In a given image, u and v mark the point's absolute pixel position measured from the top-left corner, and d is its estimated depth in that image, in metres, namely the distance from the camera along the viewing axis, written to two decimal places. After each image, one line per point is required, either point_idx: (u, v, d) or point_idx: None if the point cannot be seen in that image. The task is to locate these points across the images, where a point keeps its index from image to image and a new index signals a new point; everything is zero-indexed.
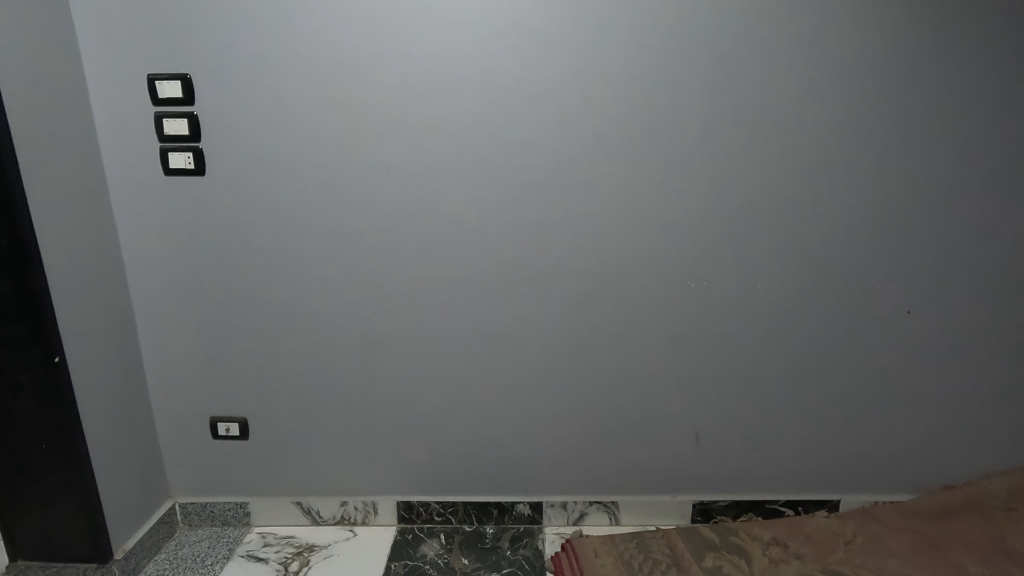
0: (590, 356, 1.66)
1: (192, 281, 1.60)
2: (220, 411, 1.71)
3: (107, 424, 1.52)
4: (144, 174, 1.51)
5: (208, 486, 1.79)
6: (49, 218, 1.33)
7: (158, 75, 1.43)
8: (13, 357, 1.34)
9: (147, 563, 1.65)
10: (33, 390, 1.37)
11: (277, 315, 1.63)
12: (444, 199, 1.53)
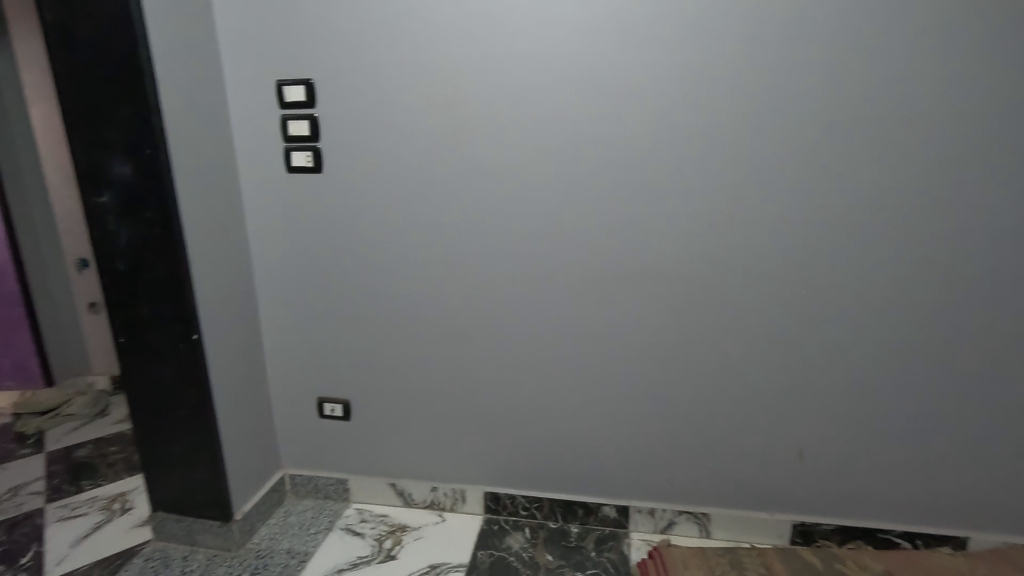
0: (686, 361, 1.60)
1: (307, 271, 1.73)
2: (326, 392, 1.84)
3: (234, 397, 1.69)
4: (270, 171, 1.65)
5: (313, 461, 1.93)
6: (194, 211, 1.50)
7: (286, 81, 1.56)
8: (162, 333, 1.52)
9: (260, 527, 1.81)
10: (176, 362, 1.55)
11: (380, 305, 1.72)
12: (541, 197, 1.54)
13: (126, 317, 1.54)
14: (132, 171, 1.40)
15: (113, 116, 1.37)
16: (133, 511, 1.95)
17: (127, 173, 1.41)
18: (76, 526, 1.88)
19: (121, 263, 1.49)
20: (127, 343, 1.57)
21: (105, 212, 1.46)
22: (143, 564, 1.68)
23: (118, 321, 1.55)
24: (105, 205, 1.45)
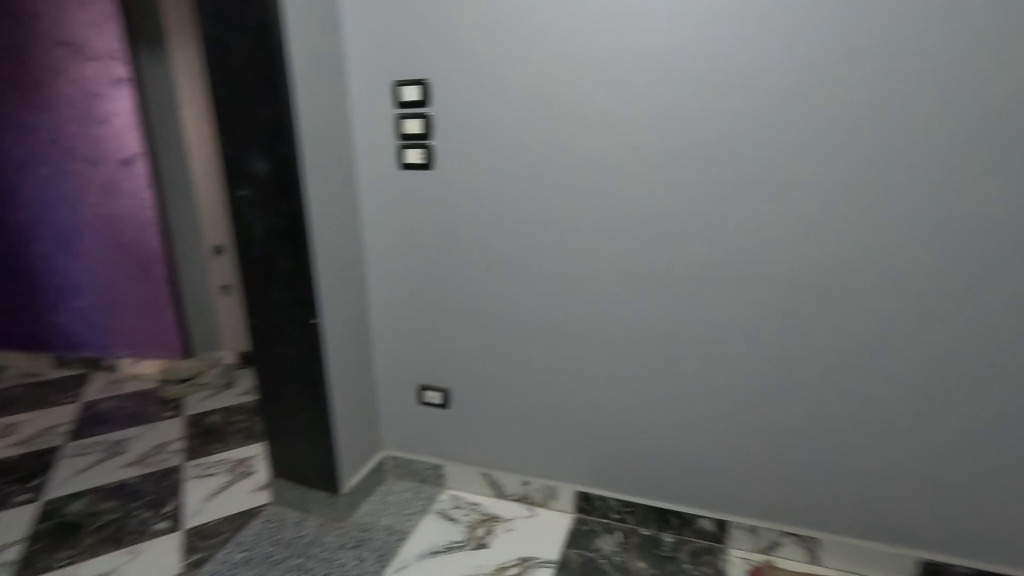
0: (799, 373, 1.50)
1: (415, 263, 1.81)
2: (427, 380, 1.92)
3: (346, 378, 1.83)
4: (385, 168, 1.74)
5: (412, 446, 2.02)
6: (319, 205, 1.63)
7: (402, 82, 1.64)
8: (289, 315, 1.70)
9: (363, 502, 1.93)
10: (299, 342, 1.72)
11: (481, 298, 1.76)
12: (646, 195, 1.51)
13: (260, 299, 1.73)
14: (268, 167, 1.57)
15: (255, 117, 1.55)
16: (254, 474, 2.16)
17: (264, 169, 1.58)
18: (208, 484, 2.11)
19: (257, 251, 1.68)
20: (260, 323, 1.77)
21: (246, 204, 1.64)
22: (263, 525, 1.86)
23: (253, 303, 1.75)
24: (245, 199, 1.64)
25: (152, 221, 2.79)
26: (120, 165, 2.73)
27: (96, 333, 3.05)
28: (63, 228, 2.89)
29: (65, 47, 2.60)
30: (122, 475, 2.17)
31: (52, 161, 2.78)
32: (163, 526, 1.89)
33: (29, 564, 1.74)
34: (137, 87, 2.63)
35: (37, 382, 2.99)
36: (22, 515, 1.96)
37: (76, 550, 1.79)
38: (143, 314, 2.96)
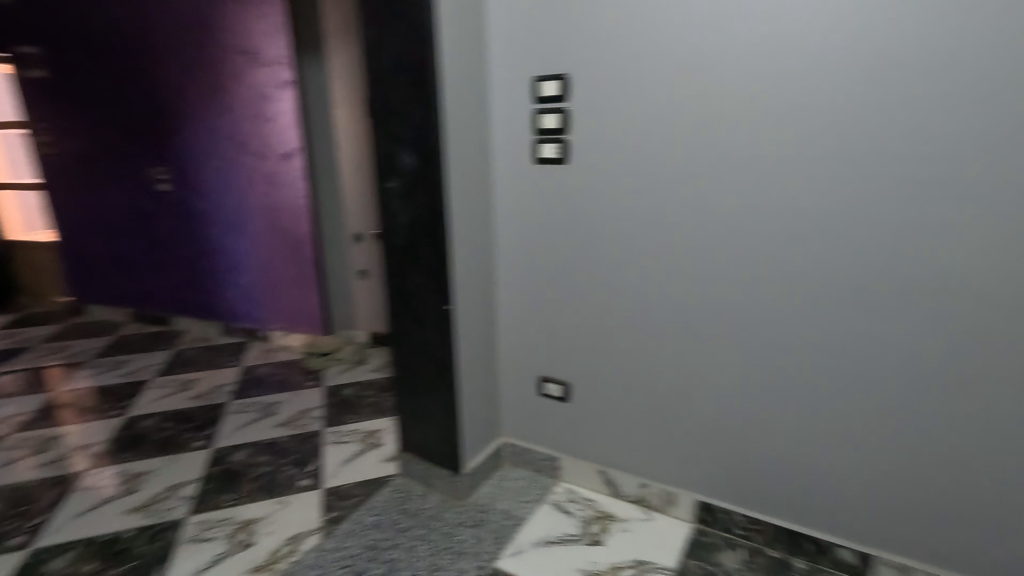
0: (969, 398, 1.34)
1: (543, 256, 1.83)
2: (549, 372, 1.95)
3: (473, 364, 1.92)
4: (519, 162, 1.79)
5: (529, 435, 2.07)
6: (459, 198, 1.72)
7: (542, 77, 1.67)
8: (425, 300, 1.82)
9: (481, 485, 2.00)
10: (433, 326, 1.83)
11: (609, 295, 1.76)
12: (795, 194, 1.42)
13: (399, 284, 1.86)
14: (415, 161, 1.69)
15: (405, 114, 1.67)
16: (383, 446, 2.33)
17: (411, 163, 1.70)
18: (343, 450, 2.32)
19: (399, 239, 1.81)
20: (398, 306, 1.90)
21: (392, 195, 1.77)
22: (391, 494, 2.01)
23: (392, 288, 1.89)
24: (392, 190, 1.77)
25: (305, 209, 3.10)
26: (281, 158, 3.06)
27: (253, 307, 3.46)
28: (233, 214, 3.31)
29: (242, 55, 2.96)
30: (273, 434, 2.46)
31: (228, 154, 3.19)
32: (307, 484, 2.11)
33: (202, 501, 2.02)
34: (298, 89, 2.93)
35: (208, 347, 3.47)
36: (197, 459, 2.28)
37: (238, 495, 2.05)
38: (293, 293, 3.31)
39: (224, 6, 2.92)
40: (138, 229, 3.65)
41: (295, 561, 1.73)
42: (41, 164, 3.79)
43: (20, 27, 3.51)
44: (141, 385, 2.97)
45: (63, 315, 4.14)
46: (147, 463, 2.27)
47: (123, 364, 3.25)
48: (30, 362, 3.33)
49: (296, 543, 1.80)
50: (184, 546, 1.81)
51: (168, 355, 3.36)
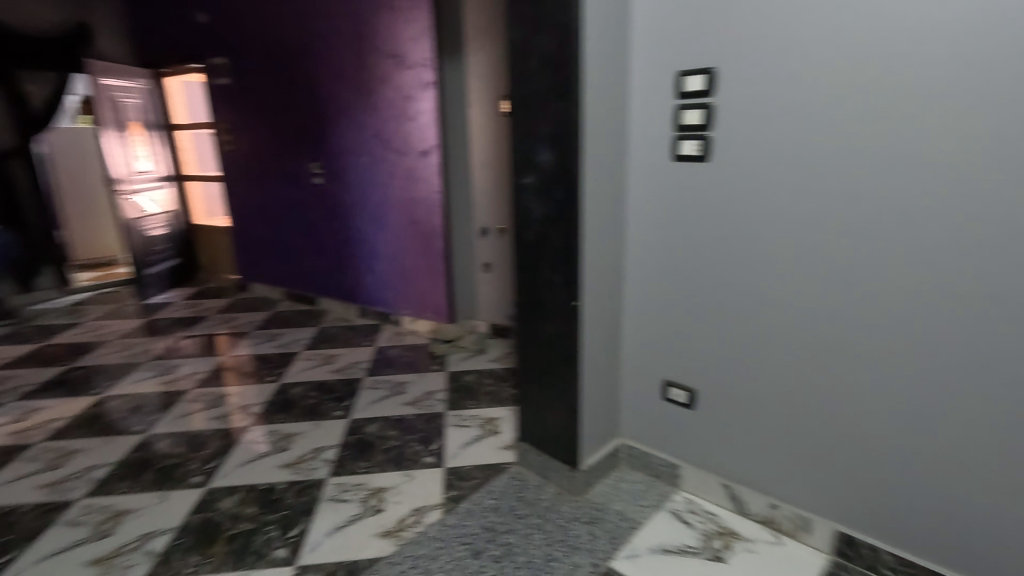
0: None
1: (676, 257, 1.78)
2: (674, 377, 1.90)
3: (596, 361, 1.92)
4: (658, 160, 1.75)
5: (649, 439, 2.03)
6: (593, 195, 1.73)
7: (687, 71, 1.61)
8: (553, 295, 1.85)
9: (597, 483, 2.01)
10: (559, 321, 1.86)
11: (746, 300, 1.67)
12: (985, 197, 1.23)
13: (528, 277, 1.92)
14: (552, 158, 1.72)
15: (546, 112, 1.71)
16: (500, 434, 2.42)
17: (548, 160, 1.74)
18: (464, 433, 2.44)
19: (531, 234, 1.87)
20: (526, 299, 1.96)
21: (528, 190, 1.83)
22: (508, 480, 2.08)
23: (522, 281, 1.95)
24: (527, 185, 1.83)
25: (439, 203, 3.29)
26: (420, 155, 3.27)
27: (387, 292, 3.74)
28: (375, 206, 3.59)
29: (392, 58, 3.20)
30: (402, 411, 2.64)
31: (374, 151, 3.47)
32: (430, 461, 2.25)
33: (341, 465, 2.24)
34: (439, 89, 3.11)
35: (347, 326, 3.81)
36: (337, 427, 2.52)
37: (371, 464, 2.24)
38: (423, 282, 3.53)
39: (378, 14, 3.17)
40: (295, 218, 4.11)
41: (420, 531, 1.85)
42: (222, 160, 4.38)
43: (213, 41, 4.09)
44: (292, 357, 3.34)
45: (232, 290, 4.77)
46: (296, 425, 2.55)
47: (279, 336, 3.68)
48: (207, 328, 3.89)
49: (421, 515, 1.93)
50: (326, 502, 2.01)
51: (314, 331, 3.74)
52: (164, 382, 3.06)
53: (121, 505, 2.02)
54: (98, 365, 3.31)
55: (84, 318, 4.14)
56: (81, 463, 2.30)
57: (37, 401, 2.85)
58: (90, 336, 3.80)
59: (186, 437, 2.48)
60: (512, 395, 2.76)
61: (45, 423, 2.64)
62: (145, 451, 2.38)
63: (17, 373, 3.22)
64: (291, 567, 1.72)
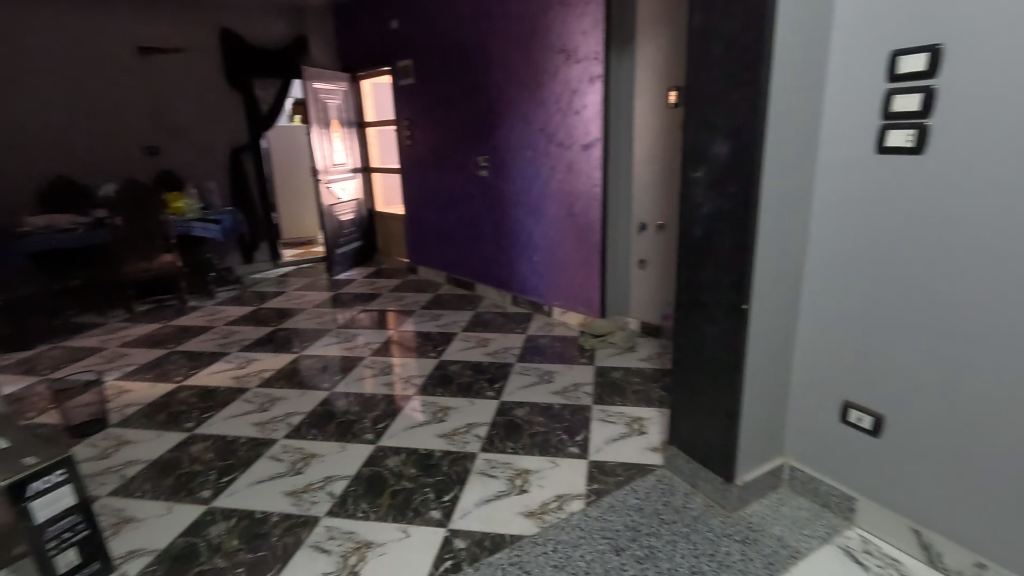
0: None
1: (869, 266, 1.59)
2: (857, 398, 1.70)
3: (762, 371, 1.78)
4: (857, 155, 1.57)
5: (820, 462, 1.84)
6: (774, 192, 1.60)
7: (903, 51, 1.42)
8: (718, 296, 1.75)
9: (754, 501, 1.88)
10: (721, 324, 1.76)
11: (960, 317, 1.42)
12: None
13: (691, 276, 1.83)
14: (729, 150, 1.62)
15: (726, 102, 1.61)
16: (648, 435, 2.35)
17: (724, 152, 1.64)
18: (610, 429, 2.42)
19: (698, 230, 1.78)
20: (685, 299, 1.88)
21: (698, 184, 1.74)
22: (654, 483, 2.02)
23: (683, 280, 1.87)
24: (698, 179, 1.74)
25: (597, 197, 3.28)
26: (583, 149, 3.28)
27: (541, 283, 3.85)
28: (536, 199, 3.70)
29: (562, 54, 3.25)
30: (549, 399, 2.70)
31: (538, 145, 3.57)
32: (575, 452, 2.27)
33: (491, 443, 2.36)
34: (606, 83, 3.08)
35: (501, 313, 4.00)
36: (487, 406, 2.66)
37: (518, 445, 2.33)
38: (576, 275, 3.56)
39: (552, 11, 3.24)
40: (461, 208, 4.39)
41: (563, 517, 1.89)
42: (402, 154, 4.84)
43: (402, 45, 4.51)
44: (450, 336, 3.60)
45: (403, 272, 5.27)
46: (452, 400, 2.74)
47: (440, 317, 3.98)
48: (381, 304, 4.35)
49: (563, 502, 1.97)
50: (475, 475, 2.15)
51: (471, 315, 3.99)
52: (345, 348, 3.50)
53: (310, 449, 2.37)
54: (297, 328, 3.89)
55: (288, 288, 4.89)
56: (282, 409, 2.73)
57: (252, 354, 3.45)
58: (292, 303, 4.48)
59: (361, 398, 2.81)
60: (661, 397, 2.67)
61: (258, 372, 3.18)
62: (329, 406, 2.74)
63: (239, 329, 3.92)
64: (443, 528, 1.86)
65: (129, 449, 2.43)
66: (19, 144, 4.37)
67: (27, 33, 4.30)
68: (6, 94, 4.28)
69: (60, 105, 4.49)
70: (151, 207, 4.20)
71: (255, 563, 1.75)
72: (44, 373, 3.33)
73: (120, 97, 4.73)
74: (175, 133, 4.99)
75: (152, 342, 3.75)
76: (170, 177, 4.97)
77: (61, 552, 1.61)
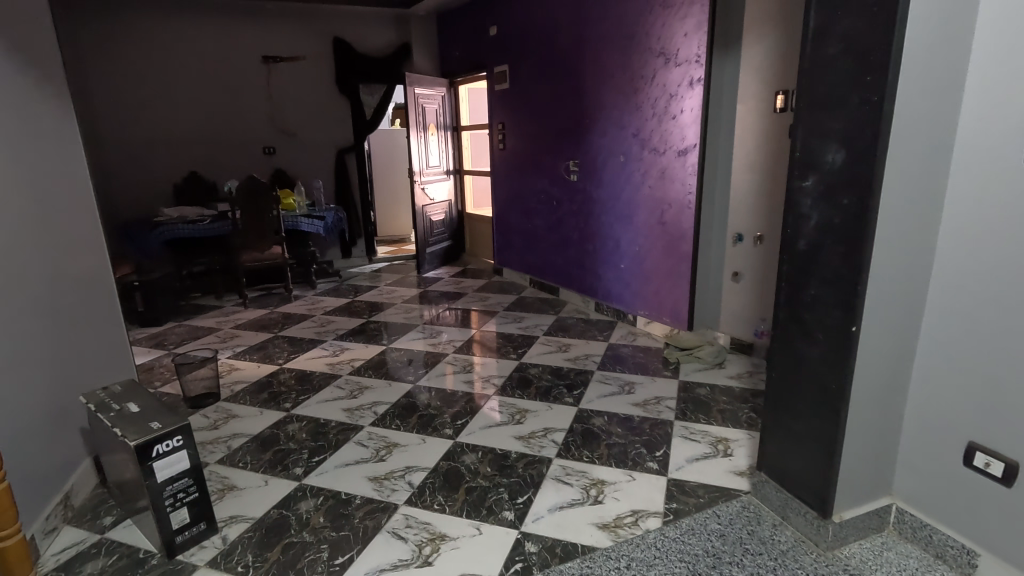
0: None
1: (1009, 292, 1.43)
2: (986, 440, 1.52)
3: (869, 400, 1.63)
4: (1003, 168, 1.41)
5: (935, 508, 1.66)
6: (894, 205, 1.47)
7: None
8: (821, 316, 1.62)
9: (852, 542, 1.72)
10: (823, 345, 1.63)
11: None
12: None
13: (791, 293, 1.71)
14: (844, 158, 1.50)
15: (843, 106, 1.49)
16: (733, 457, 2.23)
17: (838, 160, 1.52)
18: (691, 447, 2.32)
19: (803, 243, 1.66)
20: (784, 316, 1.76)
21: (806, 195, 1.62)
22: (739, 510, 1.91)
23: (782, 296, 1.75)
24: (806, 189, 1.62)
25: (690, 204, 3.16)
26: (678, 155, 3.17)
27: (626, 291, 3.77)
28: (626, 205, 3.63)
29: (661, 57, 3.16)
30: (629, 410, 2.64)
31: (631, 151, 3.50)
32: (653, 467, 2.19)
33: (567, 449, 2.34)
34: (707, 86, 2.96)
35: (583, 319, 3.96)
36: (566, 412, 2.65)
37: (594, 455, 2.29)
38: (664, 285, 3.45)
39: (653, 13, 3.16)
40: (548, 212, 4.40)
41: (638, 533, 1.83)
42: (494, 157, 4.93)
43: (499, 51, 4.60)
44: (532, 339, 3.61)
45: (488, 273, 5.37)
46: (530, 403, 2.75)
47: (523, 319, 4.01)
48: (466, 304, 4.45)
49: (639, 518, 1.91)
50: (550, 480, 2.14)
51: (553, 319, 3.98)
52: (430, 344, 3.62)
53: (393, 438, 2.47)
54: (386, 322, 4.08)
55: (381, 283, 5.14)
56: (370, 398, 2.87)
57: (346, 343, 3.66)
58: (383, 297, 4.71)
59: (442, 393, 2.89)
60: (750, 419, 2.52)
61: (349, 361, 3.37)
62: (412, 399, 2.84)
63: (335, 319, 4.18)
64: (515, 530, 1.87)
65: (235, 423, 2.67)
66: (162, 143, 4.97)
67: (173, 46, 4.88)
68: (154, 100, 4.89)
69: (196, 109, 5.05)
70: (263, 202, 4.51)
71: (337, 542, 1.85)
72: (170, 347, 3.73)
73: (245, 102, 5.21)
74: (290, 135, 5.42)
75: (259, 326, 4.09)
76: (283, 175, 5.41)
77: (175, 510, 1.78)
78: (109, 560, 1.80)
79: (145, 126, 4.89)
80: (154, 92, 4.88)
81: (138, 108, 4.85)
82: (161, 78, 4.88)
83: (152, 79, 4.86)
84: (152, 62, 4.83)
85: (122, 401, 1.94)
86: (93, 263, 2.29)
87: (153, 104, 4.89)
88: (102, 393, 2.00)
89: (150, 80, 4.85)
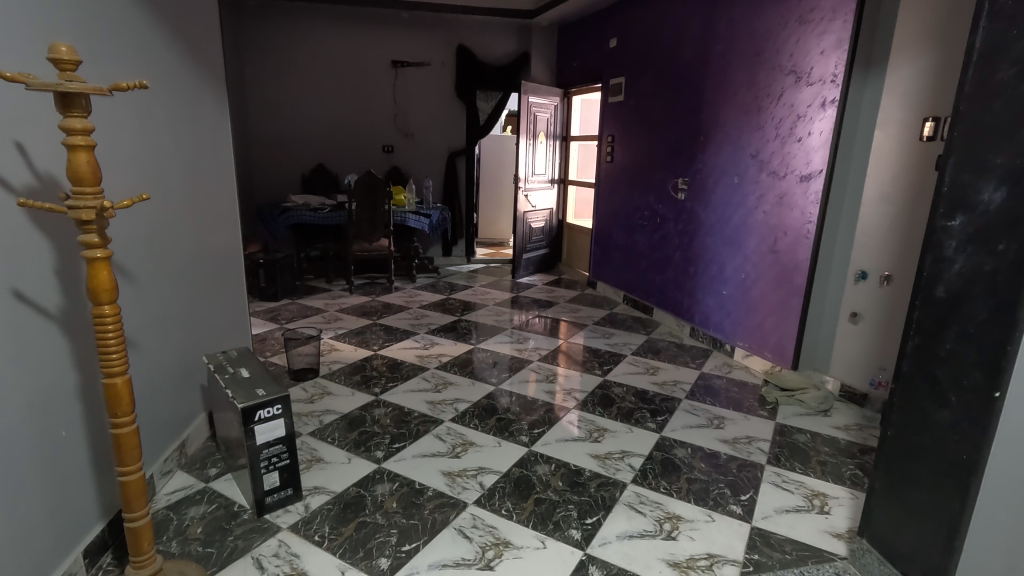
0: None
1: None
2: None
3: None
4: None
5: None
6: None
7: None
8: (955, 376, 1.43)
9: None
10: (954, 409, 1.43)
11: None
12: None
13: (920, 344, 1.52)
14: (1005, 198, 1.31)
15: (1011, 138, 1.30)
16: (831, 517, 2.02)
17: (996, 201, 1.33)
18: (782, 497, 2.13)
19: (942, 290, 1.46)
20: (907, 370, 1.56)
21: (951, 236, 1.44)
22: None
23: (909, 346, 1.56)
24: (952, 230, 1.43)
25: (809, 235, 2.93)
26: (800, 180, 2.96)
27: (726, 319, 3.56)
28: (736, 229, 3.43)
29: (792, 75, 2.97)
30: (715, 446, 2.48)
31: (747, 172, 3.31)
32: (737, 511, 2.04)
33: (643, 477, 2.24)
34: (841, 109, 2.73)
35: (677, 343, 3.79)
36: (646, 438, 2.54)
37: (672, 487, 2.18)
38: (770, 317, 3.23)
39: (787, 29, 2.98)
40: (650, 229, 4.28)
41: None
42: (600, 169, 4.88)
43: (617, 63, 4.56)
44: (619, 357, 3.52)
45: (582, 285, 5.32)
46: (610, 423, 2.68)
47: (612, 336, 3.92)
48: (557, 313, 4.45)
49: (714, 564, 1.78)
50: (623, 506, 2.06)
51: (645, 340, 3.84)
52: (516, 349, 3.65)
53: (470, 437, 2.51)
54: (477, 321, 4.18)
55: (476, 284, 5.28)
56: (453, 394, 2.95)
57: (437, 338, 3.79)
58: (476, 298, 4.82)
59: (523, 400, 2.90)
60: (855, 477, 2.27)
61: (438, 355, 3.48)
62: (493, 401, 2.87)
63: (429, 314, 4.34)
64: (579, 551, 1.82)
65: (329, 400, 2.85)
66: (299, 136, 5.50)
67: (317, 49, 5.37)
68: (295, 98, 5.42)
69: (330, 107, 5.51)
70: (377, 196, 4.79)
71: (406, 530, 1.90)
72: (282, 322, 4.08)
73: (372, 103, 5.59)
74: (409, 136, 5.72)
75: (360, 311, 4.35)
76: (398, 173, 5.72)
77: (268, 473, 1.93)
78: (209, 508, 1.99)
79: (287, 119, 5.43)
80: (296, 90, 5.40)
81: (282, 104, 5.40)
82: (303, 77, 5.39)
83: (297, 78, 5.38)
84: (298, 63, 5.35)
85: (237, 366, 2.14)
86: (227, 239, 2.55)
87: (295, 101, 5.42)
88: (221, 356, 2.23)
89: (296, 79, 5.38)
